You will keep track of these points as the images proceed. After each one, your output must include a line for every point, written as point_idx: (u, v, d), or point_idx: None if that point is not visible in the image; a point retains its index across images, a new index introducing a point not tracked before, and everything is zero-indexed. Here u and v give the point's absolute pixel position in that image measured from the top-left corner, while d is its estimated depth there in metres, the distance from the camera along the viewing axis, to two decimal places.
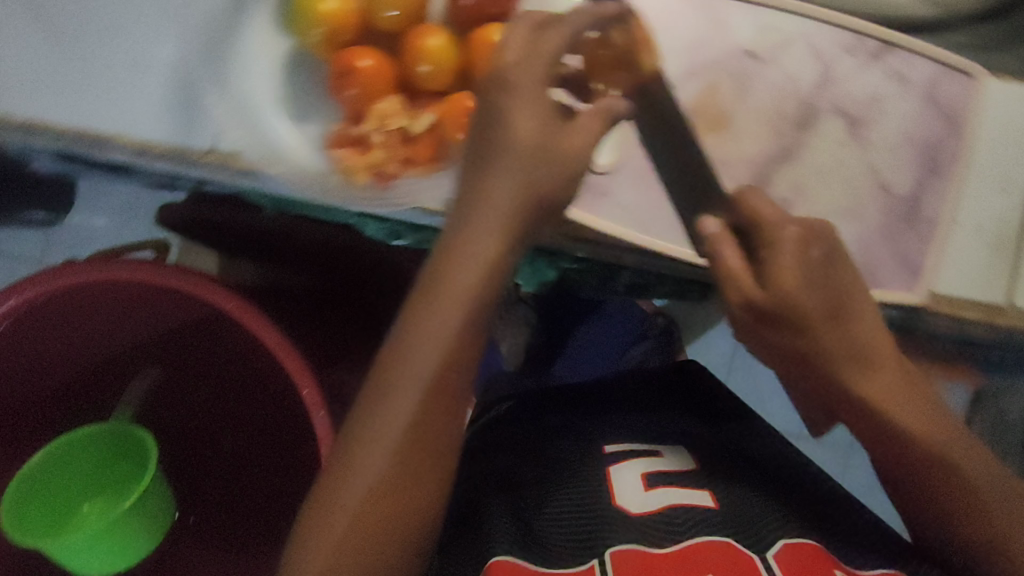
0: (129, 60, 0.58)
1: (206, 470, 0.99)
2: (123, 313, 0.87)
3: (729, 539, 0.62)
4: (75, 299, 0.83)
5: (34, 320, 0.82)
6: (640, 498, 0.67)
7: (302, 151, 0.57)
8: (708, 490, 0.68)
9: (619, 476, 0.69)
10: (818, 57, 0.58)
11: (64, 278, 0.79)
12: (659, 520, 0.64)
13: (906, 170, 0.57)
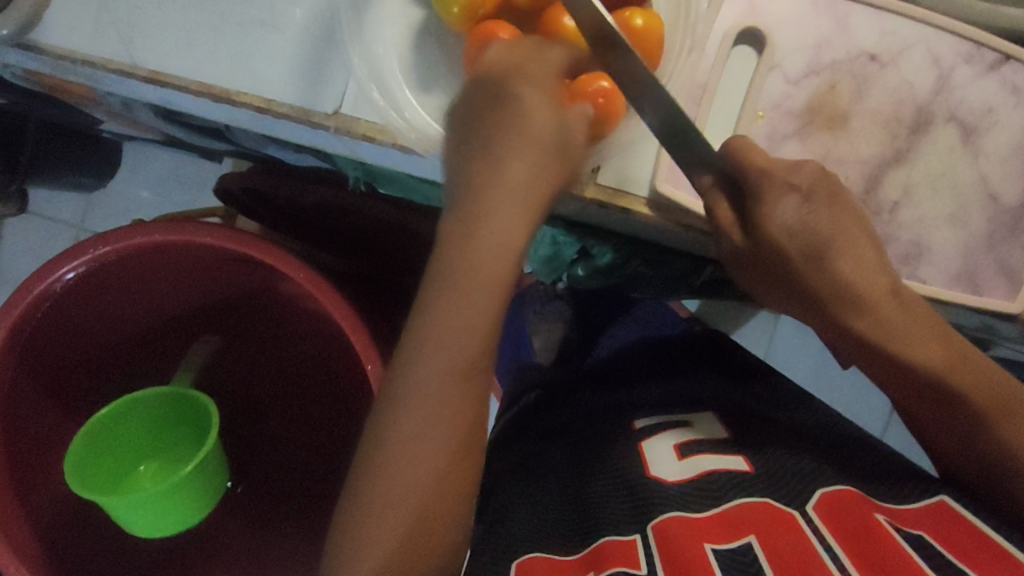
0: (266, 21, 0.59)
1: (256, 439, 0.99)
2: (190, 275, 0.87)
3: (769, 500, 0.59)
4: (146, 261, 0.83)
5: (108, 277, 0.82)
6: (674, 467, 0.67)
7: (428, 121, 0.58)
8: (743, 456, 0.66)
9: (651, 451, 0.71)
10: (936, 64, 0.59)
11: (138, 235, 0.78)
12: (700, 485, 0.63)
13: (1014, 181, 0.59)
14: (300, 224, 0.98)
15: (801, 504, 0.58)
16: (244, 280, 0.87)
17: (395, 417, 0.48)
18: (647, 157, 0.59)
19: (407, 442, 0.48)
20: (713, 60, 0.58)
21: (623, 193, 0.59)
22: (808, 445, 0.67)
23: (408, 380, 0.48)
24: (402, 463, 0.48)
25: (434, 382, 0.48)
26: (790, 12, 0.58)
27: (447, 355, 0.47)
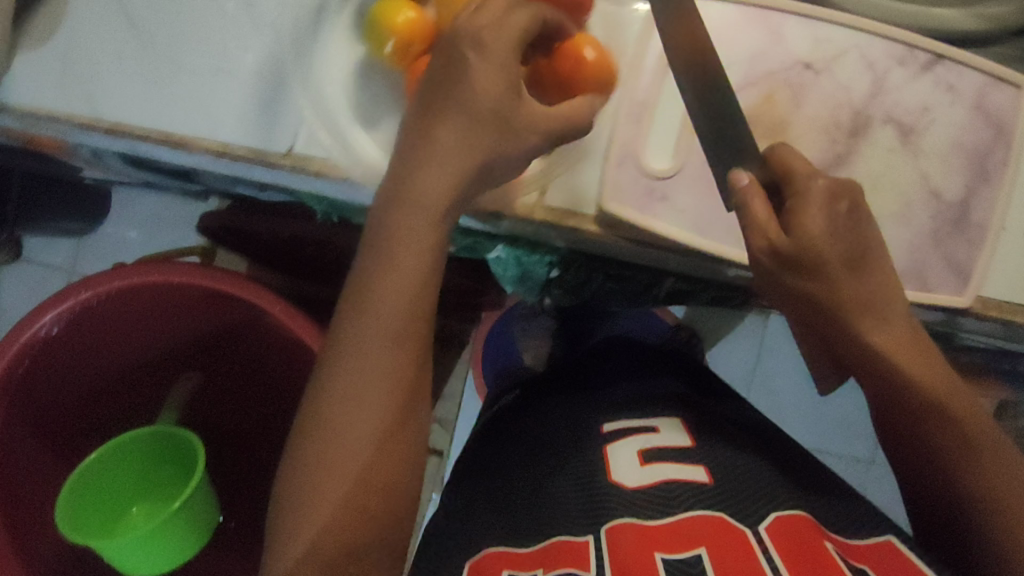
0: (214, 67, 0.61)
1: (240, 472, 1.01)
2: (169, 315, 0.89)
3: (723, 514, 0.60)
4: (126, 303, 0.85)
5: (90, 321, 0.84)
6: (636, 473, 0.66)
7: (375, 156, 0.60)
8: (704, 466, 0.66)
9: (615, 454, 0.70)
10: (870, 68, 0.60)
11: (117, 280, 0.82)
12: (652, 493, 0.64)
13: (956, 177, 0.59)
14: (282, 256, 1.01)
15: (755, 522, 0.60)
16: (221, 317, 0.90)
17: (326, 437, 0.52)
18: (595, 178, 0.61)
19: (339, 450, 0.51)
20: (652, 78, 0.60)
21: (575, 214, 0.61)
22: (752, 453, 0.71)
23: (346, 388, 0.51)
24: (345, 472, 0.51)
25: (364, 399, 0.51)
26: (723, 26, 0.60)
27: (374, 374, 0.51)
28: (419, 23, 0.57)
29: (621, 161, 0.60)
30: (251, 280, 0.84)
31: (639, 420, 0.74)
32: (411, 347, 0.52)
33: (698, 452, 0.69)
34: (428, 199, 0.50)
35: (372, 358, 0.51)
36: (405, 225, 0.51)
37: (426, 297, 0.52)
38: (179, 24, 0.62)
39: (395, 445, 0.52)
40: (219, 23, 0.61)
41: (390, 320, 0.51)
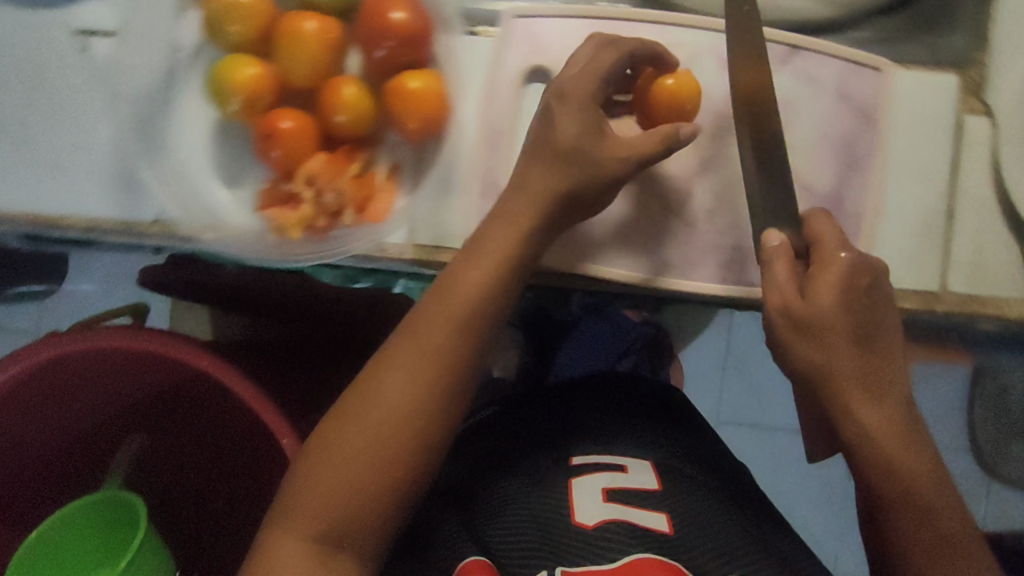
0: (73, 145, 0.61)
1: (198, 534, 0.96)
2: (108, 379, 0.87)
3: (660, 557, 0.60)
4: (59, 373, 0.83)
5: (27, 395, 0.82)
6: (594, 509, 0.64)
7: (237, 215, 0.60)
8: (666, 513, 0.64)
9: (579, 488, 0.65)
10: (726, 68, 0.59)
11: (44, 353, 0.80)
12: (608, 534, 0.61)
13: (825, 168, 0.58)
14: (239, 302, 0.93)
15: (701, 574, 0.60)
16: (159, 375, 0.88)
17: (321, 461, 0.51)
18: (462, 212, 0.60)
19: (327, 479, 0.51)
20: (507, 102, 0.59)
21: (443, 250, 0.60)
22: (715, 496, 0.68)
23: (352, 418, 0.51)
24: (326, 506, 0.50)
25: (368, 433, 0.51)
26: (569, 42, 0.59)
27: (386, 413, 0.51)
28: (263, 77, 0.56)
29: (485, 191, 0.60)
30: (174, 334, 0.82)
31: (607, 455, 0.69)
32: (421, 403, 0.51)
33: (662, 496, 0.65)
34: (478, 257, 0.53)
35: (380, 401, 0.51)
36: (456, 276, 0.53)
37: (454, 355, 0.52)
38: (35, 106, 0.61)
39: (378, 491, 0.51)
40: (76, 100, 0.61)
41: (411, 365, 0.51)
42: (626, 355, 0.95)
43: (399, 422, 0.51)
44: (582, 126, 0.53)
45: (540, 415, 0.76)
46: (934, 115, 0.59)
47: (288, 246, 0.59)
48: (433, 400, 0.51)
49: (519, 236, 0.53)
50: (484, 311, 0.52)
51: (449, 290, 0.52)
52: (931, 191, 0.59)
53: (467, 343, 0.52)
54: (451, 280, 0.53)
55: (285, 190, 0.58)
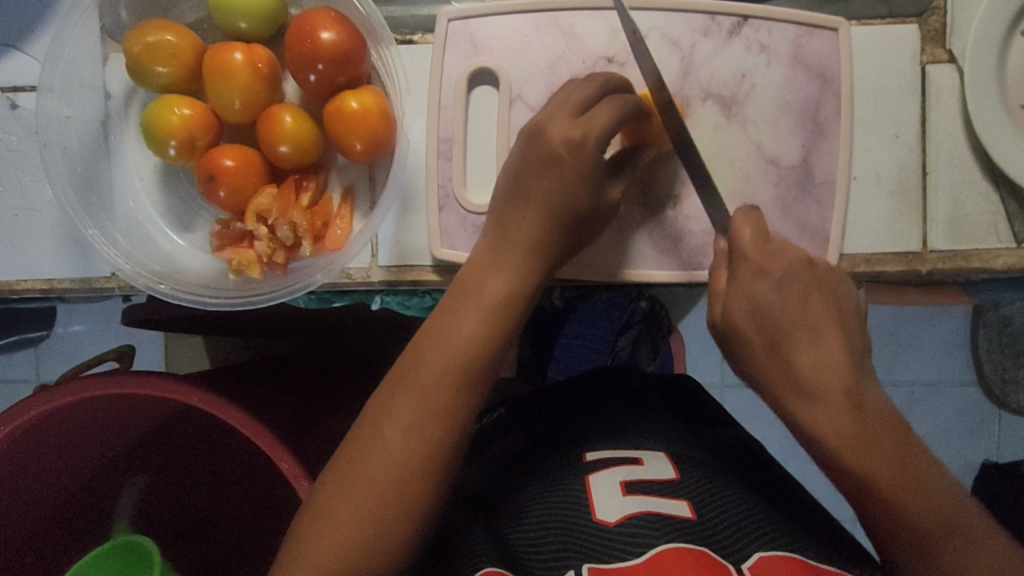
0: (18, 206, 0.59)
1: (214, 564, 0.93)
2: (101, 425, 0.82)
3: (702, 547, 0.55)
4: (48, 430, 0.76)
5: (17, 456, 0.76)
6: (617, 503, 0.60)
7: (197, 258, 0.59)
8: (686, 501, 0.60)
9: (597, 483, 0.62)
10: (674, 46, 0.56)
11: (33, 410, 0.73)
12: (634, 527, 0.57)
13: (789, 139, 0.56)
14: (231, 325, 0.90)
15: (738, 559, 0.55)
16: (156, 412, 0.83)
17: (323, 510, 0.49)
18: (424, 228, 0.58)
19: (329, 527, 0.48)
20: (453, 111, 0.57)
21: (409, 268, 0.59)
22: (740, 484, 0.65)
23: (370, 433, 0.50)
24: (339, 523, 0.48)
25: (370, 481, 0.48)
26: (509, 40, 0.57)
27: (392, 459, 0.49)
28: (196, 116, 0.54)
29: (443, 204, 0.57)
30: (164, 372, 0.74)
31: (622, 448, 0.67)
32: (437, 424, 0.49)
33: (685, 482, 0.62)
34: (487, 269, 0.52)
35: (396, 414, 0.49)
36: (469, 286, 0.52)
37: (467, 370, 0.50)
38: None
39: (392, 508, 0.48)
40: (13, 160, 0.59)
41: (429, 384, 0.50)
42: (626, 331, 0.97)
43: (402, 468, 0.49)
44: (575, 183, 0.51)
45: (559, 421, 0.75)
46: (894, 70, 0.56)
47: (248, 283, 0.57)
48: (439, 446, 0.49)
49: (516, 281, 0.52)
50: (485, 354, 0.50)
51: (447, 334, 0.50)
52: (901, 149, 0.57)
53: (470, 389, 0.50)
54: (449, 324, 0.51)
55: (238, 229, 0.57)
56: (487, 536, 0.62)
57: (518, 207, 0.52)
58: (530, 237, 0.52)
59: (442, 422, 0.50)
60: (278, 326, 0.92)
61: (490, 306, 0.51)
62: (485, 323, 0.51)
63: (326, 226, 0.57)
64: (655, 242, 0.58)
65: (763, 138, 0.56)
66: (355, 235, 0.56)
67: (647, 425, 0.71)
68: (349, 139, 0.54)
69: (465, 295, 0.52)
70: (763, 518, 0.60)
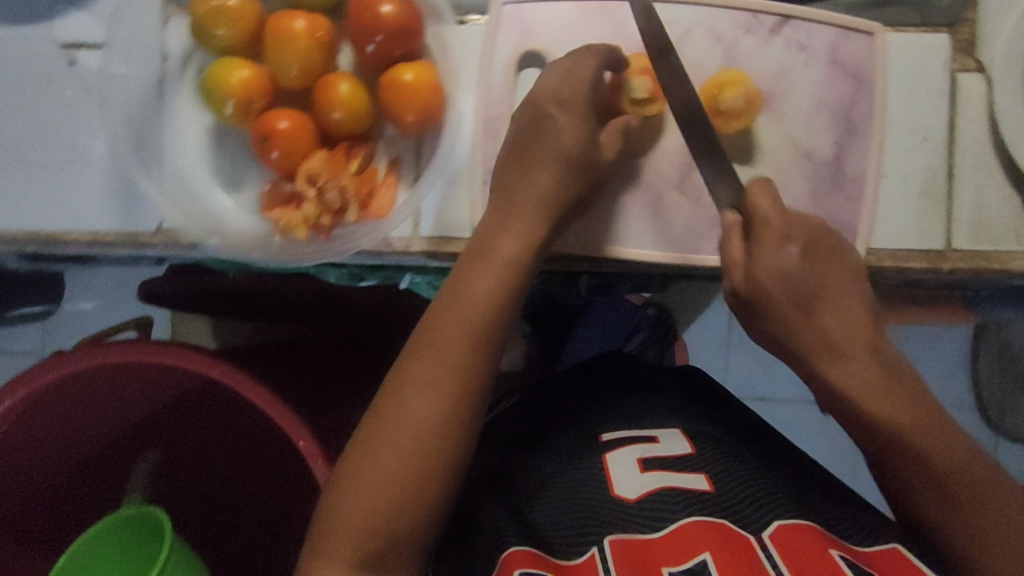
0: (69, 157, 0.61)
1: (228, 536, 0.95)
2: (118, 392, 0.85)
3: (724, 520, 0.57)
4: (64, 393, 0.80)
5: (35, 417, 0.80)
6: (636, 481, 0.61)
7: (242, 219, 0.60)
8: (703, 474, 0.61)
9: (615, 463, 0.64)
10: (717, 41, 0.58)
11: (52, 372, 0.76)
12: (652, 504, 0.59)
13: (822, 135, 0.58)
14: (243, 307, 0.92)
15: (758, 528, 0.57)
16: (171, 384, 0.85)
17: (354, 475, 0.50)
18: (465, 201, 0.60)
19: (359, 493, 0.49)
20: (502, 90, 0.59)
21: (450, 240, 0.60)
22: (754, 461, 0.65)
23: (392, 396, 0.51)
24: (369, 488, 0.49)
25: (392, 445, 0.49)
26: (560, 26, 0.59)
27: (416, 420, 0.50)
28: (255, 79, 0.56)
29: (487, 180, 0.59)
30: (184, 344, 0.78)
31: (635, 430, 0.68)
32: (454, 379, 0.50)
33: (702, 460, 0.63)
34: (502, 226, 0.53)
35: (416, 375, 0.50)
36: (486, 245, 0.53)
37: (482, 324, 0.51)
38: (22, 121, 0.61)
39: (420, 470, 0.49)
40: (66, 114, 0.61)
41: (445, 340, 0.51)
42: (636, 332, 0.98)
43: (426, 429, 0.50)
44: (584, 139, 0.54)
45: (570, 404, 0.74)
46: (927, 75, 0.59)
47: (294, 246, 0.58)
48: (454, 403, 0.50)
49: (524, 238, 0.53)
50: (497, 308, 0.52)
51: (458, 296, 0.52)
52: (929, 151, 0.59)
53: (484, 342, 0.51)
54: (462, 285, 0.52)
55: (287, 191, 0.58)
56: (507, 516, 0.64)
57: (524, 165, 0.54)
58: (538, 193, 0.54)
59: (458, 378, 0.50)
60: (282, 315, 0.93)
61: (504, 263, 0.52)
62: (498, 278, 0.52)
63: (371, 193, 0.58)
64: (689, 226, 0.60)
65: (797, 134, 0.58)
66: (400, 205, 0.57)
67: (652, 404, 0.72)
68: (401, 110, 0.56)
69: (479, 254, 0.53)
70: (786, 495, 0.61)
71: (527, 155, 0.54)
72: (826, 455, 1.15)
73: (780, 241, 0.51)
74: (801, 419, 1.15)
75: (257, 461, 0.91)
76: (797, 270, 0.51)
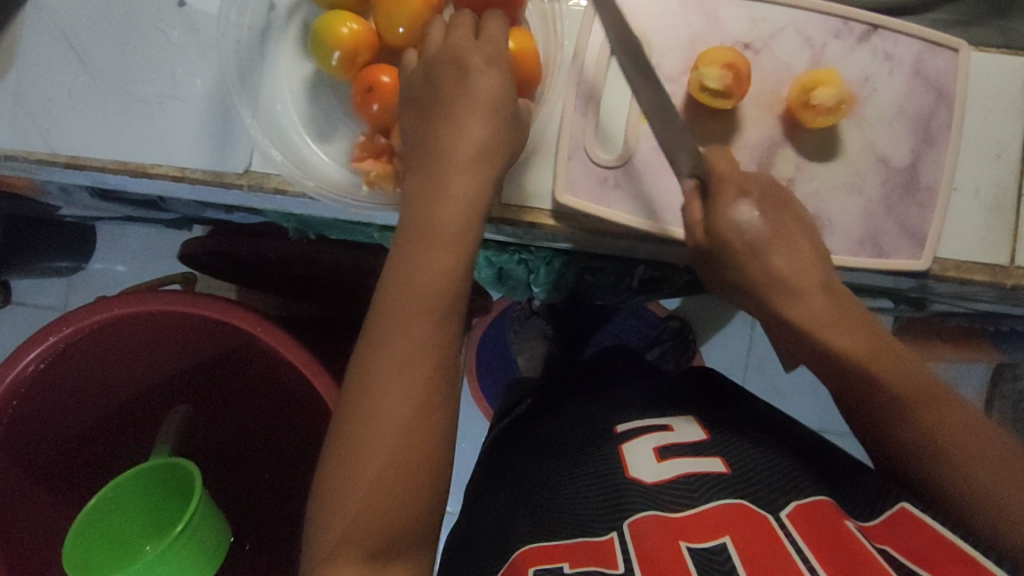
0: (166, 94, 0.62)
1: (250, 495, 0.95)
2: (158, 342, 0.86)
3: (743, 501, 0.58)
4: (107, 334, 0.80)
5: (78, 355, 0.80)
6: (653, 468, 0.63)
7: (329, 168, 0.61)
8: (720, 458, 0.63)
9: (631, 452, 0.66)
10: (807, 42, 0.61)
11: (99, 313, 0.77)
12: (673, 488, 0.60)
13: (901, 143, 0.60)
14: (279, 277, 0.95)
15: (776, 508, 0.57)
16: (208, 339, 0.86)
17: (357, 430, 0.49)
18: (548, 173, 0.62)
19: (360, 459, 0.49)
20: (595, 69, 0.61)
21: (528, 209, 0.62)
22: (784, 450, 0.66)
23: (371, 351, 0.50)
24: (371, 450, 0.49)
25: (382, 404, 0.49)
26: (658, 13, 0.61)
27: (402, 360, 0.49)
28: (363, 33, 0.58)
29: (572, 154, 0.60)
30: (222, 297, 0.79)
31: (655, 418, 0.70)
32: (431, 316, 0.50)
33: (718, 446, 0.65)
34: (451, 157, 0.52)
35: (390, 325, 0.50)
36: (443, 179, 0.51)
37: (453, 259, 0.51)
38: (124, 54, 0.63)
39: (417, 421, 0.49)
40: (167, 51, 0.63)
41: (411, 284, 0.50)
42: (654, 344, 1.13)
43: (408, 377, 0.49)
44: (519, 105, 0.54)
45: (569, 396, 0.85)
46: (1005, 96, 0.61)
47: (381, 198, 0.59)
48: (426, 343, 0.50)
49: (476, 174, 0.52)
50: (457, 242, 0.51)
51: (420, 243, 0.51)
52: (1001, 169, 0.61)
53: (444, 280, 0.50)
54: (424, 229, 0.51)
55: (380, 144, 0.59)
56: (527, 514, 0.66)
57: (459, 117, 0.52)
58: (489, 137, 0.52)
59: (430, 315, 0.50)
60: (315, 287, 0.97)
61: (471, 195, 0.51)
62: (464, 211, 0.51)
63: None
64: None
65: (875, 138, 0.60)
66: None
67: (663, 402, 0.75)
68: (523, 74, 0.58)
69: (430, 190, 0.52)
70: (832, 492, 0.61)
71: None
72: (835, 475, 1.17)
73: (738, 195, 0.54)
74: None
75: (282, 424, 0.92)
76: (756, 226, 0.55)
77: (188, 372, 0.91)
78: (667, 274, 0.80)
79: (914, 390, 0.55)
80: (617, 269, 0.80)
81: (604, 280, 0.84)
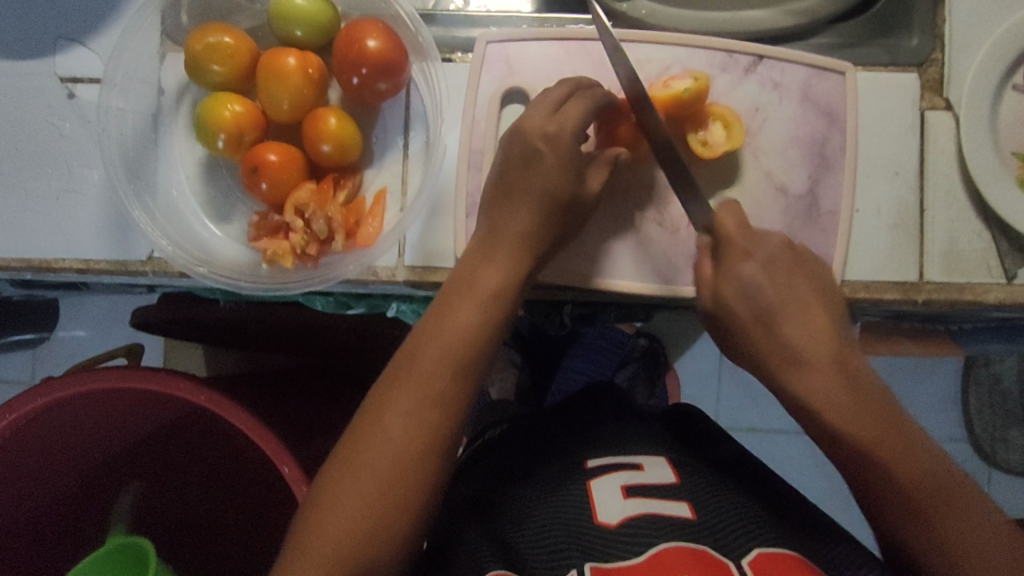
0: (64, 188, 0.62)
1: (210, 560, 0.94)
2: (108, 422, 0.83)
3: (705, 547, 0.56)
4: (53, 420, 0.78)
5: (25, 445, 0.78)
6: (619, 506, 0.60)
7: (232, 249, 0.61)
8: (687, 502, 0.60)
9: (600, 489, 0.63)
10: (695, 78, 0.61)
11: (39, 399, 0.74)
12: (635, 531, 0.58)
13: (797, 169, 0.60)
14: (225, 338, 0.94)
15: (737, 556, 0.56)
16: (160, 414, 0.85)
17: (333, 491, 0.50)
18: (450, 232, 0.61)
19: (341, 509, 0.50)
20: (486, 123, 0.61)
21: (433, 270, 0.61)
22: (739, 489, 0.66)
23: (382, 409, 0.51)
24: (348, 502, 0.50)
25: (376, 465, 0.50)
26: (543, 63, 0.61)
27: (413, 429, 0.51)
28: (247, 114, 0.58)
29: (470, 212, 0.60)
30: (171, 370, 0.76)
31: (620, 453, 0.67)
32: (447, 392, 0.52)
33: (687, 485, 0.63)
34: (489, 248, 0.55)
35: (409, 385, 0.51)
36: (479, 271, 0.54)
37: (475, 335, 0.53)
38: (20, 152, 0.63)
39: (398, 484, 0.50)
40: (64, 145, 0.63)
41: (436, 359, 0.52)
42: (625, 365, 1.03)
43: (410, 448, 0.50)
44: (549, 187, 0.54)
45: (536, 415, 0.80)
46: (894, 115, 0.61)
47: (280, 274, 0.60)
48: (440, 422, 0.51)
49: (508, 273, 0.54)
50: (486, 336, 0.53)
51: (445, 319, 0.53)
52: (902, 186, 0.61)
53: (469, 371, 0.52)
54: (449, 311, 0.53)
55: (275, 221, 0.60)
56: (488, 541, 0.63)
57: (504, 207, 0.55)
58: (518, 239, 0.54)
59: (439, 395, 0.52)
60: (265, 344, 0.96)
61: (505, 274, 0.54)
62: (483, 308, 0.53)
63: (357, 224, 0.60)
64: (669, 259, 0.61)
65: (770, 168, 0.60)
66: (385, 234, 0.59)
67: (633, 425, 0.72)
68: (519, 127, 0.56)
69: (467, 280, 0.54)
70: (781, 530, 0.61)
71: (502, 187, 0.56)
72: (812, 478, 1.17)
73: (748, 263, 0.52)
74: (792, 447, 1.17)
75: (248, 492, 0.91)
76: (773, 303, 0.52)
77: (141, 446, 0.90)
78: (603, 311, 0.78)
79: (911, 460, 0.49)
80: (547, 309, 0.78)
81: (537, 315, 0.81)
